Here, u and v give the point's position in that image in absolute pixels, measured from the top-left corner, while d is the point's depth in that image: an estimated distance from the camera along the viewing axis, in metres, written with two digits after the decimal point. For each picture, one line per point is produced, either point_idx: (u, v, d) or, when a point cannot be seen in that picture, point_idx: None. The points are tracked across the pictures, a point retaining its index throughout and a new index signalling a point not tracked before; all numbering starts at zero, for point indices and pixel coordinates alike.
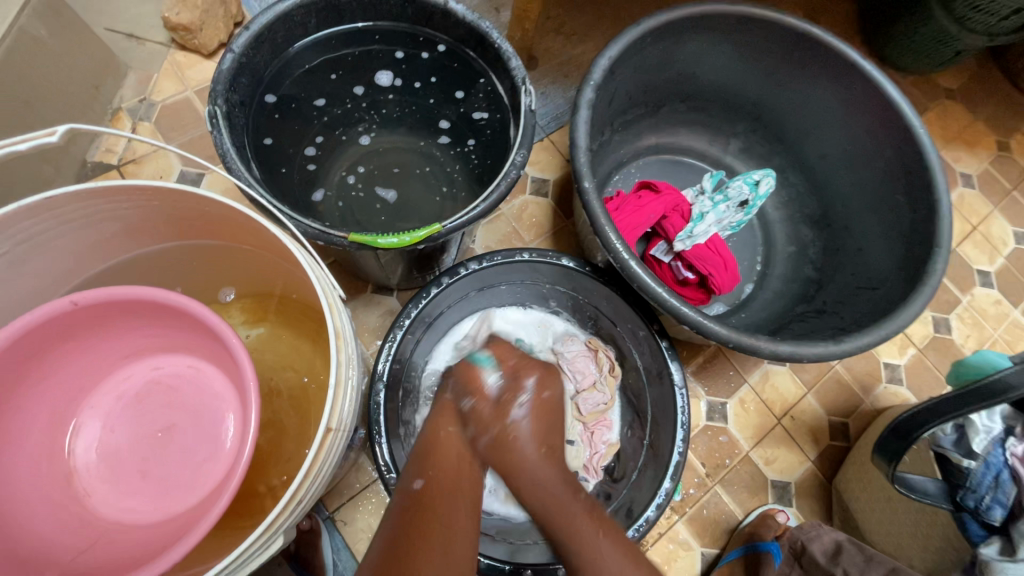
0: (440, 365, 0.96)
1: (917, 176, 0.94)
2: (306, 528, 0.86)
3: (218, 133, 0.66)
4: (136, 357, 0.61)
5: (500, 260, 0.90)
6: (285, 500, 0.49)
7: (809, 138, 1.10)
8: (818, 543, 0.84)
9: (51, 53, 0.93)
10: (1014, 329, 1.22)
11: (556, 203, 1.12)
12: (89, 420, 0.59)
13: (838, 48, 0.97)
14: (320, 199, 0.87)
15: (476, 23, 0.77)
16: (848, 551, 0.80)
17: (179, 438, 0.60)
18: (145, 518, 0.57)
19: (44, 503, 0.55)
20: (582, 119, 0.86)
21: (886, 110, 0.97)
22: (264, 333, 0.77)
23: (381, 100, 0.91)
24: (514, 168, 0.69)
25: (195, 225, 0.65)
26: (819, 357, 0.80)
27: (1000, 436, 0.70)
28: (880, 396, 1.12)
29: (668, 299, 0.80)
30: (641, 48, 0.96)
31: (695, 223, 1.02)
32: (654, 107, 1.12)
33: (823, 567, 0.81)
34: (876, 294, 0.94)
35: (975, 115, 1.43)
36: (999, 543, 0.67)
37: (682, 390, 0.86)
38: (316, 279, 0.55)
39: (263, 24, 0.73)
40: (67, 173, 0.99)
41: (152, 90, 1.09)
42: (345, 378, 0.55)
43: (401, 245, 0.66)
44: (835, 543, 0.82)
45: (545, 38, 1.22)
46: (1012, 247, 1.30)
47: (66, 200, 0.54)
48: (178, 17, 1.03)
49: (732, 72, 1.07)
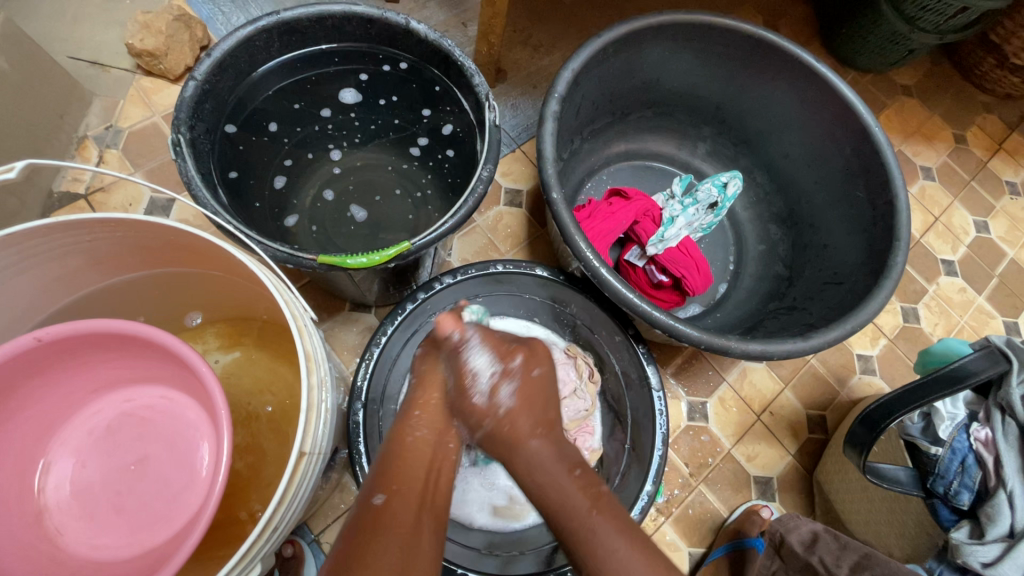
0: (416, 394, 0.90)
1: (875, 173, 0.97)
2: (288, 554, 0.84)
3: (182, 161, 0.66)
4: (106, 389, 0.60)
5: (476, 273, 0.93)
6: (260, 526, 0.49)
7: (772, 140, 1.13)
8: (795, 533, 0.83)
9: (12, 84, 0.92)
10: (979, 315, 1.26)
11: (530, 213, 1.13)
12: (60, 456, 0.59)
13: (793, 52, 1.00)
14: (294, 223, 0.86)
15: (438, 42, 0.79)
16: (825, 541, 0.80)
17: (152, 470, 0.59)
18: (120, 554, 0.56)
19: (14, 544, 0.54)
20: (549, 130, 0.88)
21: (843, 109, 1.00)
22: (240, 357, 0.77)
23: (348, 118, 0.92)
24: (481, 183, 0.70)
25: (164, 255, 0.65)
26: (788, 354, 0.82)
27: (964, 422, 0.73)
28: (855, 387, 1.14)
29: (640, 304, 0.82)
30: (604, 59, 0.98)
31: (666, 228, 1.05)
32: (621, 115, 1.15)
33: (799, 557, 0.80)
34: (841, 288, 0.97)
35: (932, 110, 1.48)
36: (968, 526, 0.69)
37: (660, 393, 0.89)
38: (285, 304, 0.56)
39: (225, 50, 0.73)
40: (33, 205, 0.98)
41: (119, 117, 1.08)
42: (319, 402, 0.55)
43: (371, 264, 0.67)
44: (811, 533, 0.82)
45: (512, 51, 1.24)
46: (972, 236, 1.34)
47: (27, 236, 0.54)
48: (142, 43, 1.04)
49: (694, 78, 1.10)
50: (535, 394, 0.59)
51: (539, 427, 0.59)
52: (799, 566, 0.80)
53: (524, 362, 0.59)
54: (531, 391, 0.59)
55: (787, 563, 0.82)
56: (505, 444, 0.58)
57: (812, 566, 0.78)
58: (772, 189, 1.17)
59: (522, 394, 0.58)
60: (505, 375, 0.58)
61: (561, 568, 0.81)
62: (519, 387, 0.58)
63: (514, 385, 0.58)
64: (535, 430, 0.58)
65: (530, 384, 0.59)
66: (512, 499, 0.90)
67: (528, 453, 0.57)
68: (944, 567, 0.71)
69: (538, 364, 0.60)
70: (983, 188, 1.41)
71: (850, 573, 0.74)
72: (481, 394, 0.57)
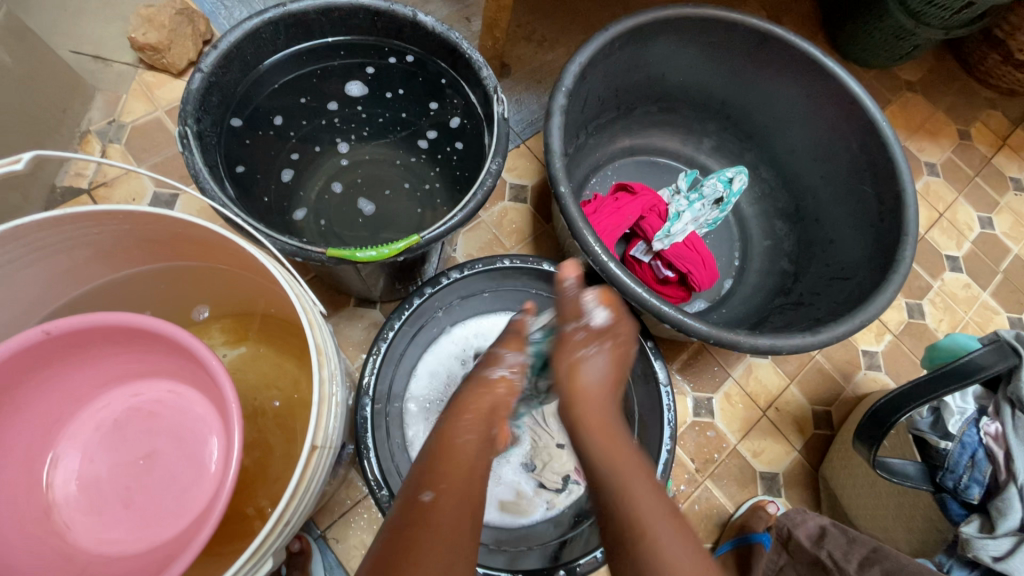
0: (420, 392, 0.93)
1: (882, 168, 0.97)
2: (296, 550, 0.83)
3: (189, 154, 0.65)
4: (113, 384, 0.60)
5: (481, 268, 0.91)
6: (272, 521, 0.48)
7: (778, 135, 1.13)
8: (803, 527, 0.83)
9: (14, 77, 0.91)
10: (984, 311, 1.26)
11: (535, 208, 1.13)
12: (68, 451, 0.58)
13: (800, 46, 1.00)
14: (300, 217, 0.86)
15: (446, 34, 0.78)
16: (831, 534, 0.81)
17: (160, 465, 0.59)
18: (129, 549, 0.56)
19: (23, 539, 0.54)
20: (556, 125, 0.87)
21: (850, 104, 0.99)
22: (246, 352, 0.76)
23: (354, 112, 0.91)
24: (490, 176, 0.70)
25: (171, 248, 0.64)
26: (796, 349, 0.82)
27: (974, 416, 0.72)
28: (860, 382, 1.14)
29: (648, 298, 0.81)
30: (610, 53, 0.98)
31: (672, 223, 1.04)
32: (626, 110, 1.14)
33: (808, 552, 0.82)
34: (849, 283, 0.96)
35: (936, 106, 1.48)
36: (978, 520, 0.69)
37: (668, 388, 0.88)
38: (295, 297, 0.55)
39: (231, 43, 0.72)
40: (35, 200, 0.97)
41: (121, 111, 1.07)
42: (330, 395, 0.55)
43: (380, 258, 0.66)
44: (819, 527, 0.82)
45: (516, 46, 1.23)
46: (977, 231, 1.34)
47: (34, 229, 0.53)
48: (145, 37, 1.04)
49: (700, 72, 1.10)
50: (621, 365, 0.62)
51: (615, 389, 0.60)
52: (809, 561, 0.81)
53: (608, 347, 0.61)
54: (619, 362, 0.61)
55: (796, 557, 0.84)
56: (583, 395, 0.58)
57: (822, 560, 0.79)
58: (778, 185, 1.16)
59: (611, 363, 0.61)
60: (608, 335, 0.61)
61: (569, 563, 0.79)
62: (608, 355, 0.61)
63: (603, 348, 0.61)
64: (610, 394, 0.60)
65: (617, 356, 0.61)
66: (518, 494, 0.90)
67: (603, 417, 0.58)
68: (953, 562, 0.72)
69: (624, 342, 0.62)
70: (987, 184, 1.41)
71: (859, 568, 0.74)
72: (585, 343, 0.61)
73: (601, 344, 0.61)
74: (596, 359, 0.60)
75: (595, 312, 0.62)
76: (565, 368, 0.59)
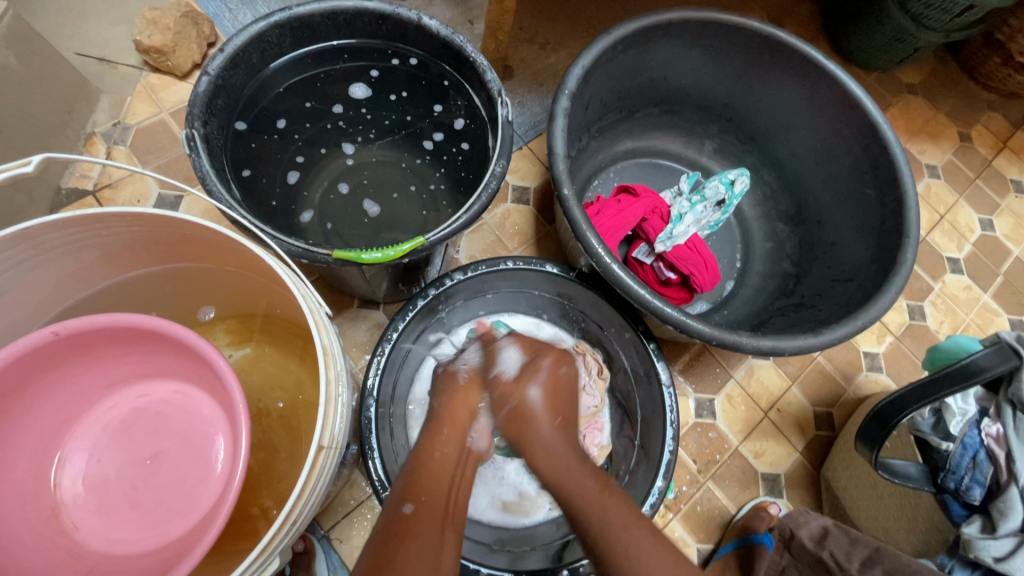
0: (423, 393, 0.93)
1: (883, 170, 0.97)
2: (300, 549, 0.85)
3: (197, 156, 0.66)
4: (121, 384, 0.60)
5: (485, 269, 0.91)
6: (279, 521, 0.49)
7: (779, 138, 1.13)
8: (805, 529, 0.85)
9: (21, 80, 0.92)
10: (985, 313, 1.27)
11: (538, 209, 1.13)
12: (75, 451, 0.59)
13: (802, 49, 1.00)
14: (306, 219, 0.87)
15: (450, 38, 0.78)
16: (834, 534, 0.82)
17: (167, 465, 0.59)
18: (136, 548, 0.56)
19: (32, 540, 0.54)
20: (559, 127, 0.88)
21: (852, 107, 1.00)
22: (250, 353, 0.77)
23: (359, 115, 0.92)
24: (494, 179, 0.70)
25: (177, 249, 0.64)
26: (798, 350, 0.82)
27: (975, 417, 0.73)
28: (862, 384, 1.15)
29: (651, 300, 0.82)
30: (613, 56, 0.98)
31: (674, 225, 1.05)
32: (628, 112, 1.15)
33: (810, 551, 0.82)
34: (851, 285, 0.97)
35: (936, 108, 1.48)
36: (980, 521, 0.69)
37: (670, 390, 0.88)
38: (302, 298, 0.56)
39: (238, 46, 0.73)
40: (42, 202, 0.98)
41: (126, 113, 1.08)
42: (335, 396, 0.55)
43: (385, 259, 0.67)
44: (822, 528, 0.84)
45: (519, 48, 1.24)
46: (978, 234, 1.35)
47: (43, 231, 0.54)
48: (150, 40, 1.04)
49: (702, 75, 1.10)
50: (562, 387, 0.71)
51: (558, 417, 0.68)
52: (811, 560, 0.81)
53: (552, 362, 0.71)
54: (557, 387, 0.70)
55: (797, 557, 0.84)
56: (530, 426, 0.66)
57: (823, 560, 0.79)
58: (779, 187, 1.17)
59: (549, 394, 0.69)
60: (531, 371, 0.70)
61: (571, 563, 0.79)
62: (545, 382, 0.69)
63: (546, 380, 0.69)
64: (554, 422, 0.68)
65: (559, 379, 0.71)
66: (522, 495, 0.90)
67: (547, 438, 0.66)
68: (955, 563, 0.72)
69: (563, 366, 0.72)
70: (988, 186, 1.41)
71: (861, 567, 0.74)
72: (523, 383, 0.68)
73: (539, 373, 0.69)
74: (539, 396, 0.68)
75: (507, 361, 0.71)
76: (514, 409, 0.67)
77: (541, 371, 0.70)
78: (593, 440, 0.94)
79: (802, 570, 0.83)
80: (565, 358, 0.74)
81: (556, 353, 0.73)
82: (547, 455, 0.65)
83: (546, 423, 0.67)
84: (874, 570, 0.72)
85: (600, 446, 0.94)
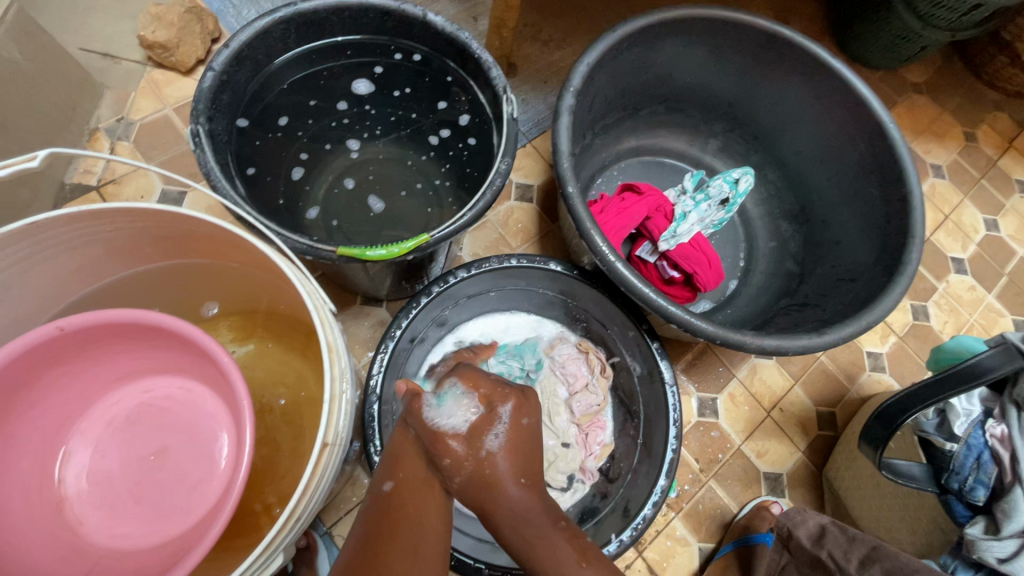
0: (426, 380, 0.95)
1: (888, 170, 0.97)
2: (303, 545, 0.86)
3: (201, 152, 0.66)
4: (126, 380, 0.60)
5: (490, 267, 0.91)
6: (284, 517, 0.49)
7: (784, 136, 1.13)
8: (803, 527, 0.85)
9: (25, 75, 0.92)
10: (989, 313, 1.26)
11: (542, 207, 1.13)
12: (81, 446, 0.59)
13: (808, 47, 1.00)
14: (311, 216, 0.87)
15: (455, 34, 0.78)
16: (831, 533, 0.81)
17: (171, 460, 0.60)
18: (140, 544, 0.56)
19: (36, 534, 0.54)
20: (564, 125, 0.87)
21: (858, 107, 1.00)
22: (254, 349, 0.77)
23: (363, 111, 0.91)
24: (499, 176, 0.70)
25: (181, 245, 0.64)
26: (802, 350, 0.82)
27: (980, 418, 0.72)
28: (865, 384, 1.14)
29: (655, 298, 0.81)
30: (618, 54, 0.98)
31: (678, 223, 1.04)
32: (633, 110, 1.14)
33: (807, 551, 0.82)
34: (855, 285, 0.96)
35: (942, 107, 1.48)
36: (983, 522, 0.69)
37: (673, 388, 0.87)
38: (306, 294, 0.56)
39: (242, 41, 0.73)
40: (45, 197, 0.98)
41: (130, 109, 1.07)
42: (339, 394, 0.55)
43: (389, 257, 0.66)
44: (819, 526, 0.84)
45: (524, 45, 1.24)
46: (983, 234, 1.34)
47: (49, 225, 0.54)
48: (154, 35, 1.04)
49: (707, 73, 1.10)
50: (525, 443, 0.55)
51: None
52: (808, 561, 0.81)
53: (512, 409, 0.55)
54: (522, 440, 0.55)
55: (796, 557, 0.84)
56: (493, 492, 0.53)
57: (822, 560, 0.78)
58: (783, 186, 1.17)
59: (510, 450, 0.54)
60: (493, 419, 0.54)
61: None
62: (503, 441, 0.54)
63: (501, 439, 0.54)
64: (522, 478, 0.54)
65: (521, 435, 0.55)
66: None
67: (516, 500, 0.53)
68: (959, 563, 0.72)
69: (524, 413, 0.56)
70: (993, 186, 1.41)
71: (859, 566, 0.74)
72: (471, 437, 0.54)
73: (497, 424, 0.54)
74: (499, 452, 0.53)
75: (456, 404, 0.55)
76: (471, 475, 0.53)
77: (500, 423, 0.54)
78: (595, 438, 0.95)
79: (801, 569, 0.83)
80: (530, 404, 0.57)
81: (519, 398, 0.56)
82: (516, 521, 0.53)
83: (508, 480, 0.54)
84: (873, 569, 0.72)
85: (602, 445, 0.95)
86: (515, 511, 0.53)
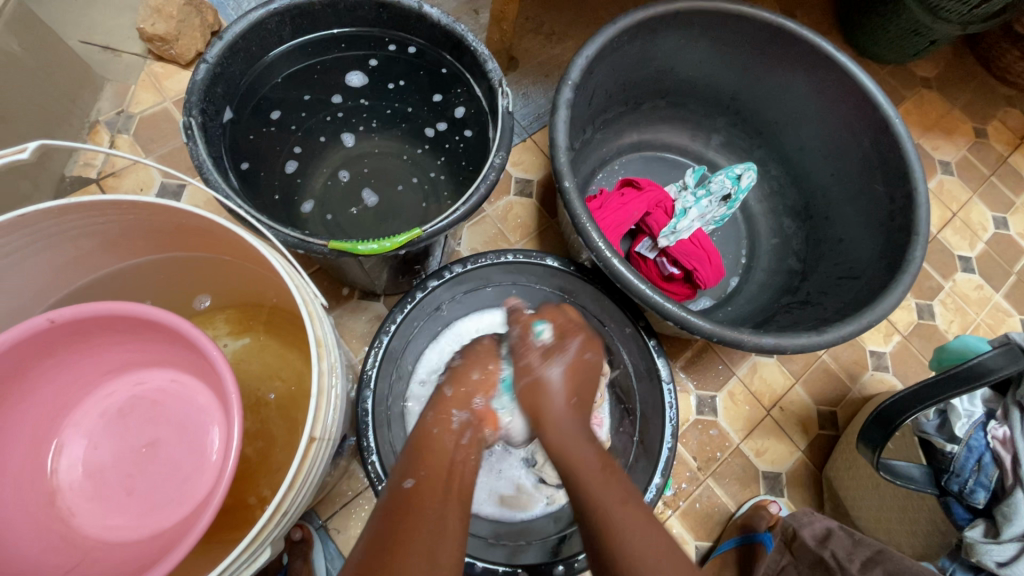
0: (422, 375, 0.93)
1: (893, 165, 0.95)
2: (298, 538, 0.85)
3: (193, 144, 0.65)
4: (119, 372, 0.61)
5: (485, 262, 0.91)
6: (270, 510, 0.49)
7: (788, 131, 1.11)
8: (808, 529, 0.83)
9: (24, 68, 0.92)
10: (996, 313, 1.25)
11: (541, 202, 1.12)
12: (72, 438, 0.59)
13: (813, 41, 0.98)
14: (307, 210, 0.86)
15: (451, 26, 0.77)
16: (836, 534, 0.79)
17: (163, 453, 0.60)
18: (131, 536, 0.56)
19: (27, 525, 0.54)
20: (562, 119, 0.86)
21: (863, 101, 0.98)
22: (250, 343, 0.77)
23: (358, 104, 0.91)
24: (493, 170, 0.69)
25: (174, 238, 0.64)
26: (801, 348, 0.80)
27: (981, 419, 0.71)
28: (867, 383, 1.13)
29: (651, 295, 0.81)
30: (618, 47, 0.96)
31: (679, 219, 1.03)
32: (634, 105, 1.13)
33: (812, 551, 0.80)
34: (857, 283, 0.94)
35: (951, 103, 1.45)
36: (983, 526, 0.68)
37: (670, 386, 0.87)
38: (295, 288, 0.56)
39: (236, 33, 0.72)
40: (45, 189, 0.98)
41: (130, 102, 1.08)
42: (328, 387, 0.55)
43: (381, 251, 0.66)
44: (826, 528, 0.81)
45: (524, 39, 1.23)
46: (991, 232, 1.32)
47: (40, 218, 0.54)
48: (153, 28, 1.03)
49: (710, 67, 1.08)
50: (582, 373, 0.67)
51: (573, 398, 0.65)
52: (811, 560, 0.80)
53: (579, 345, 0.68)
54: (579, 370, 0.67)
55: (798, 558, 0.82)
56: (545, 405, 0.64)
57: (825, 560, 0.77)
58: (787, 181, 1.15)
59: (569, 375, 0.66)
60: (552, 352, 0.66)
61: (569, 558, 0.80)
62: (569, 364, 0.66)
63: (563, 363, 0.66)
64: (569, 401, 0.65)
65: (581, 366, 0.67)
66: (519, 489, 0.90)
67: (560, 414, 0.64)
68: (957, 566, 0.71)
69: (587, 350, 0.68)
70: (1003, 183, 1.38)
71: (861, 567, 0.73)
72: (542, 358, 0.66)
73: (563, 353, 0.67)
74: (557, 377, 0.65)
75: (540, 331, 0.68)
76: (530, 386, 0.65)
77: (565, 353, 0.67)
78: None
79: (801, 569, 0.81)
80: (592, 345, 0.69)
81: (584, 337, 0.69)
82: (563, 442, 0.62)
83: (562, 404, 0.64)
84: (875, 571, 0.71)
85: (598, 443, 0.92)
86: (564, 433, 0.63)
